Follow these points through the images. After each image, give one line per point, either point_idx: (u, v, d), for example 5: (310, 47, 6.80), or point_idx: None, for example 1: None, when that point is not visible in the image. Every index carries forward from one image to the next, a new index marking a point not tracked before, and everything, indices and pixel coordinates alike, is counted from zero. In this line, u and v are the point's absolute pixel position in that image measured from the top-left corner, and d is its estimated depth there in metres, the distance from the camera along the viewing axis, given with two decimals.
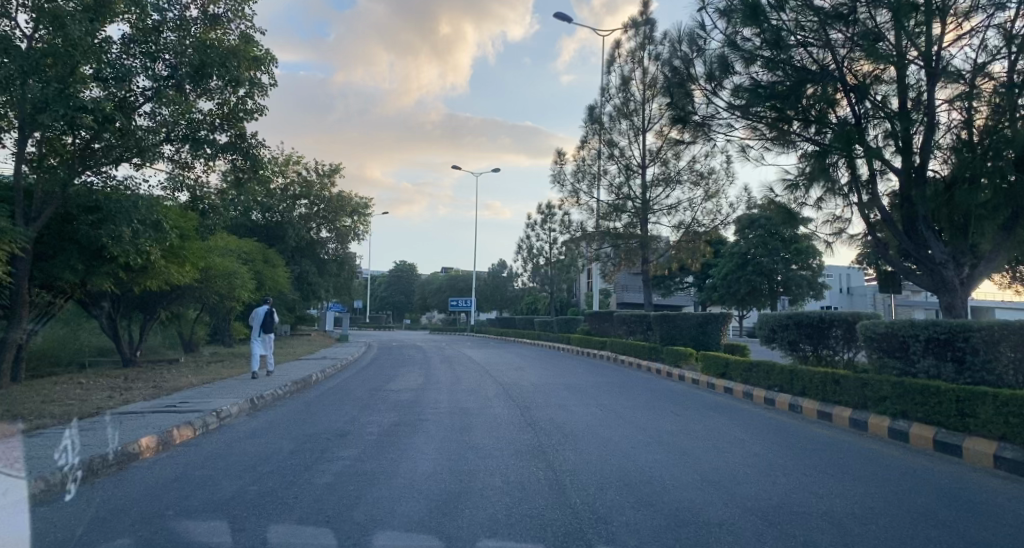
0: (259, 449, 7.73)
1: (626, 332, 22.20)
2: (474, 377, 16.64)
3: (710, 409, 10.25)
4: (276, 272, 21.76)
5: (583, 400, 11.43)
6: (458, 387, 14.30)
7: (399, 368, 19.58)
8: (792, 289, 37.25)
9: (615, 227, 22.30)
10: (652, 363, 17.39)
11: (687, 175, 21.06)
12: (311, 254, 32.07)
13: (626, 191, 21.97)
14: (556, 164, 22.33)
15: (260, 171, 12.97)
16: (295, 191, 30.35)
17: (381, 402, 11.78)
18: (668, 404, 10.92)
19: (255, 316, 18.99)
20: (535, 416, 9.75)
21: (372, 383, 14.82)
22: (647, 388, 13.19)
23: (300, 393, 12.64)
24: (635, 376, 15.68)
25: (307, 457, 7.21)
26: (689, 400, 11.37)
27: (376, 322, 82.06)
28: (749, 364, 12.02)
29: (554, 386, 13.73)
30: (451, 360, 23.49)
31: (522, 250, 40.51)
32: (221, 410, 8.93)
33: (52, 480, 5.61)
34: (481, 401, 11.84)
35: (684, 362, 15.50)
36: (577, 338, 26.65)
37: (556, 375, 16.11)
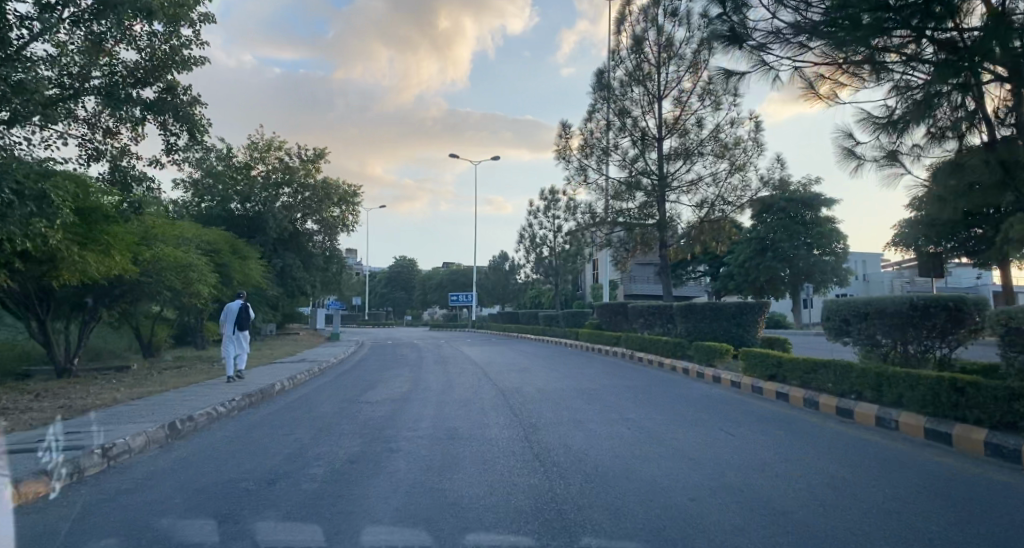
0: (149, 497, 5.33)
1: (642, 326, 19.78)
2: (471, 382, 14.28)
3: (773, 427, 7.79)
4: (249, 264, 19.39)
5: (605, 415, 8.99)
6: (450, 397, 11.85)
7: (386, 372, 17.21)
8: (815, 276, 34.77)
9: (628, 208, 19.87)
10: (679, 362, 14.92)
11: (710, 146, 18.60)
12: (296, 247, 29.71)
13: (640, 166, 19.45)
14: (560, 138, 19.87)
15: (200, 136, 10.53)
16: (273, 178, 28.20)
17: (347, 423, 9.34)
18: (715, 420, 8.47)
19: (227, 313, 16.74)
20: (542, 442, 7.32)
21: (347, 394, 12.41)
22: (679, 395, 10.73)
23: (250, 410, 10.23)
24: (662, 378, 13.24)
25: (211, 509, 4.90)
26: (738, 413, 8.92)
27: (375, 320, 79.66)
28: (809, 364, 9.55)
29: (567, 393, 11.29)
30: (447, 360, 21.10)
31: (523, 239, 38.10)
32: (118, 443, 6.57)
33: (40, 476, 5.17)
34: (474, 417, 9.41)
35: (719, 361, 13.05)
36: (586, 333, 24.19)
37: (567, 379, 13.68)
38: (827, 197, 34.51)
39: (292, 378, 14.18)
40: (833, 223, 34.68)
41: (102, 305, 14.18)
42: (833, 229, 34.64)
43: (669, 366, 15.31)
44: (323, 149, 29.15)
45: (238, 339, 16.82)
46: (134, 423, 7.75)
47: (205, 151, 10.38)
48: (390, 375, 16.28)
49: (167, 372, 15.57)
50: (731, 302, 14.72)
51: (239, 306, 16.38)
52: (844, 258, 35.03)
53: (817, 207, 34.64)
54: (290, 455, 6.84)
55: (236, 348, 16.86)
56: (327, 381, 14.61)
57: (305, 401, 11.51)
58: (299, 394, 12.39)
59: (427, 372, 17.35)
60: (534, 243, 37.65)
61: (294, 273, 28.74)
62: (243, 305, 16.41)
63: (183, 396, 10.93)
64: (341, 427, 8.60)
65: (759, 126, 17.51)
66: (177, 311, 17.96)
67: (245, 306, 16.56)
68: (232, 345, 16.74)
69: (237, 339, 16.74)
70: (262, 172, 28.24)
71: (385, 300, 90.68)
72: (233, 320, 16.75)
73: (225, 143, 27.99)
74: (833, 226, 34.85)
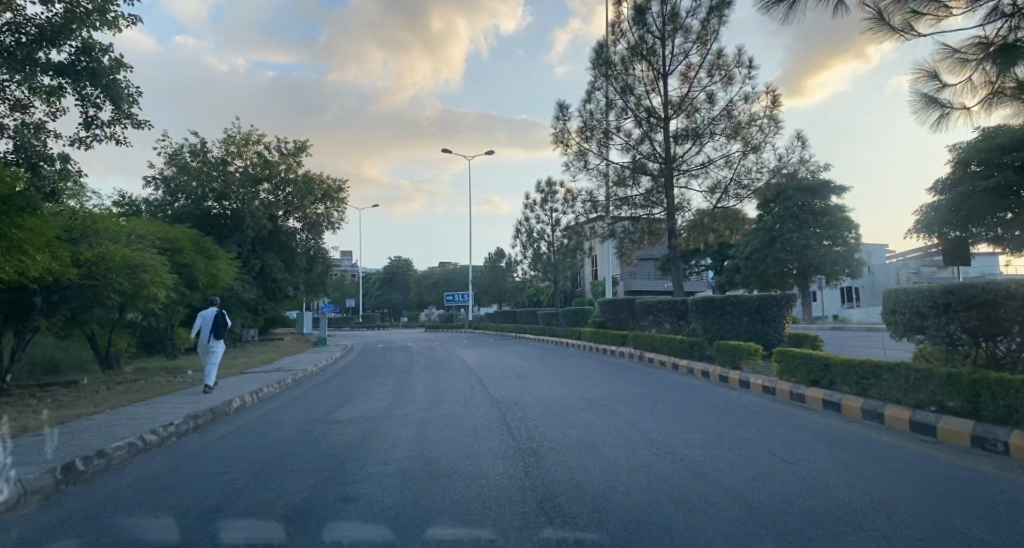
0: None
1: (651, 323, 18.14)
2: (463, 392, 12.55)
3: (843, 457, 6.09)
4: (218, 264, 17.67)
5: (622, 438, 7.31)
6: (436, 412, 10.13)
7: (370, 381, 15.51)
8: (826, 267, 33.10)
9: (631, 196, 18.16)
10: (696, 363, 13.27)
11: (722, 125, 16.79)
12: (278, 247, 27.99)
13: (645, 149, 17.73)
14: (557, 120, 18.12)
15: (125, 106, 8.74)
16: (251, 173, 26.51)
17: (305, 454, 7.61)
18: (761, 444, 6.80)
19: (201, 318, 15.15)
20: (546, 481, 5.63)
21: (317, 411, 10.66)
22: (709, 406, 9.03)
23: (194, 437, 8.49)
24: (680, 384, 11.57)
25: None
26: (785, 432, 7.27)
27: (370, 322, 77.79)
28: (866, 368, 7.90)
29: (573, 406, 9.58)
30: (439, 365, 19.37)
31: (520, 234, 36.41)
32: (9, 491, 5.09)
33: None
34: (463, 442, 7.68)
35: (745, 362, 11.39)
36: (589, 332, 22.52)
37: (571, 386, 12.00)
38: (837, 184, 32.81)
39: (258, 390, 12.43)
40: (845, 211, 32.95)
41: (40, 312, 12.49)
42: (844, 217, 32.88)
43: (684, 368, 13.67)
44: (304, 142, 27.45)
45: (214, 346, 15.21)
46: (33, 463, 6.11)
47: (130, 123, 8.62)
48: (373, 384, 14.63)
49: (123, 385, 13.87)
50: (752, 295, 13.06)
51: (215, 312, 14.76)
52: (857, 248, 33.30)
53: (827, 195, 32.93)
54: (211, 504, 5.12)
55: (212, 356, 15.26)
56: (298, 394, 12.88)
57: (265, 422, 9.77)
58: (261, 413, 10.66)
59: (415, 378, 15.64)
60: (531, 237, 35.99)
61: (275, 274, 26.96)
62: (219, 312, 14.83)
63: (117, 418, 9.19)
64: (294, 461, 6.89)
65: (776, 100, 15.65)
66: (136, 317, 16.25)
67: (222, 313, 14.95)
68: (207, 352, 15.16)
69: (210, 346, 15.11)
70: (239, 167, 26.62)
71: (381, 300, 88.87)
72: (209, 326, 15.14)
73: (199, 137, 26.30)
74: (845, 215, 33.11)
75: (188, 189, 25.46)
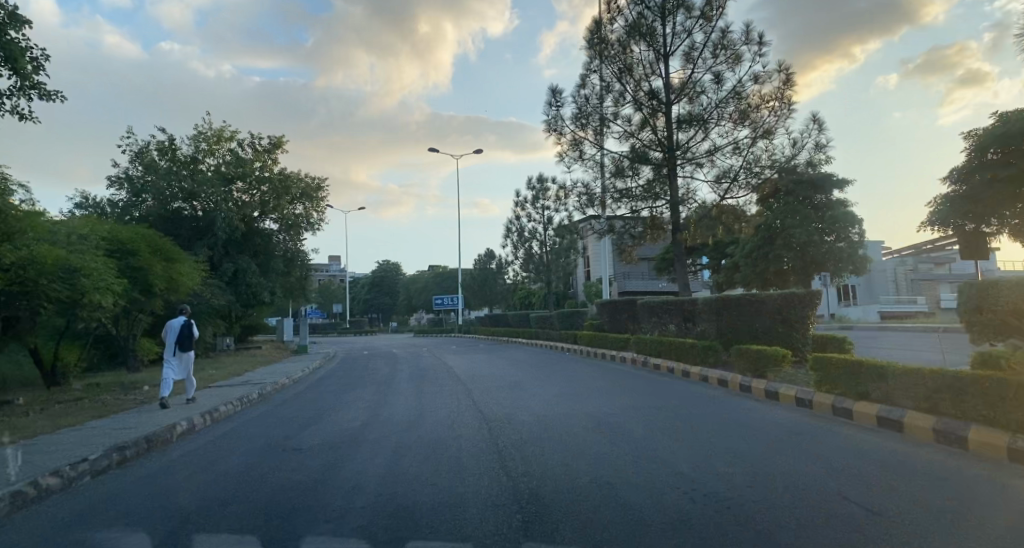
0: None
1: (655, 325, 16.69)
2: (447, 407, 10.95)
3: (944, 507, 4.57)
4: (179, 268, 16.06)
5: (645, 475, 5.73)
6: (416, 434, 8.55)
7: (347, 395, 13.92)
8: (829, 264, 31.85)
9: (632, 188, 16.72)
10: (711, 370, 11.77)
11: (730, 108, 15.42)
12: (253, 250, 26.33)
13: (647, 136, 16.29)
14: (549, 106, 16.62)
15: (27, 71, 7.25)
16: (223, 171, 24.93)
17: (249, 490, 6.03)
18: (826, 485, 5.25)
19: (166, 330, 13.58)
20: (557, 540, 4.07)
21: (277, 435, 9.01)
22: (742, 426, 7.52)
23: (116, 472, 6.86)
24: (698, 396, 10.06)
25: None
26: (850, 467, 5.74)
27: (358, 328, 76.05)
28: (931, 377, 6.38)
29: (579, 427, 8.00)
30: (424, 374, 17.78)
31: (511, 233, 34.98)
32: None
33: None
34: (446, 476, 6.11)
35: (772, 369, 9.91)
36: (586, 336, 21.05)
37: (572, 400, 10.46)
38: (839, 177, 31.62)
39: (213, 410, 10.75)
40: (847, 206, 31.69)
41: None
42: (848, 212, 31.65)
43: (697, 375, 12.17)
44: (279, 139, 25.94)
45: (183, 360, 13.66)
46: None
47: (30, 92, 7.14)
48: (348, 399, 13.03)
49: (62, 404, 12.18)
50: (773, 293, 11.58)
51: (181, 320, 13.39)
52: (861, 243, 32.06)
53: (829, 189, 31.71)
54: None
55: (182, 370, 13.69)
56: (257, 413, 11.23)
57: (211, 452, 8.08)
58: (210, 437, 8.96)
59: (397, 390, 14.03)
60: (523, 237, 34.57)
61: (250, 279, 25.08)
62: (186, 320, 13.46)
63: (25, 450, 7.47)
64: (225, 505, 5.22)
65: (789, 79, 14.27)
66: (84, 326, 14.55)
67: (189, 322, 13.53)
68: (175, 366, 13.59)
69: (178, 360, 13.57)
70: (211, 165, 25.06)
71: (369, 305, 87.10)
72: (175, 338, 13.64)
73: (166, 134, 24.71)
74: (847, 208, 31.89)
75: (155, 189, 23.82)
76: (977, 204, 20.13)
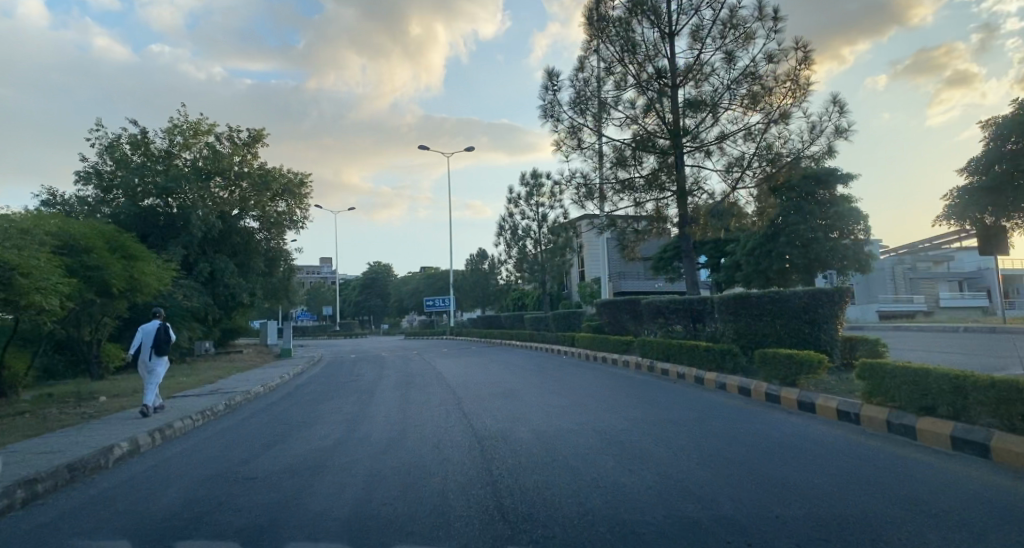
0: None
1: (660, 327, 15.50)
2: (434, 421, 9.68)
3: None
4: (141, 267, 14.70)
5: (680, 520, 4.48)
6: (395, 457, 7.27)
7: (325, 405, 12.61)
8: (833, 262, 30.81)
9: (635, 179, 15.55)
10: (729, 377, 10.56)
11: (741, 91, 14.25)
12: (232, 249, 24.95)
13: (651, 121, 15.10)
14: (546, 90, 15.38)
15: None
16: (199, 166, 23.58)
17: (177, 539, 4.74)
18: (927, 536, 3.96)
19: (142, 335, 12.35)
20: None
21: (233, 459, 7.69)
22: (785, 450, 6.28)
23: (20, 511, 5.54)
24: (718, 410, 8.84)
25: None
26: (944, 509, 4.47)
27: (347, 330, 74.53)
28: (1022, 389, 5.06)
29: (588, 450, 6.74)
30: (410, 380, 16.48)
31: (504, 232, 33.75)
32: None
33: None
34: (428, 519, 4.82)
35: (804, 378, 8.69)
36: (584, 339, 19.81)
37: (577, 413, 9.21)
38: (843, 172, 30.55)
39: (165, 427, 9.41)
40: (851, 201, 30.62)
41: None
42: (852, 208, 30.59)
43: (712, 382, 10.97)
44: (259, 133, 24.64)
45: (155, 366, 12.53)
46: None
47: None
48: (323, 411, 11.72)
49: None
50: (798, 292, 10.38)
51: (157, 321, 12.50)
52: (865, 241, 31.08)
53: (833, 184, 30.67)
54: None
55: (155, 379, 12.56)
56: (218, 431, 9.89)
57: (148, 481, 6.74)
58: (154, 462, 7.62)
59: (379, 400, 12.72)
60: (516, 235, 33.34)
61: (228, 280, 23.74)
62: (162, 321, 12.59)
63: None
64: None
65: (807, 58, 13.11)
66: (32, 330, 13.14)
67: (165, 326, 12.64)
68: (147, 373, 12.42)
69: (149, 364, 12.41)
70: (187, 160, 23.69)
71: (359, 307, 85.61)
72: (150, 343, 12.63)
73: (138, 127, 23.33)
74: (852, 205, 30.88)
75: (125, 184, 22.41)
76: (997, 196, 19.12)
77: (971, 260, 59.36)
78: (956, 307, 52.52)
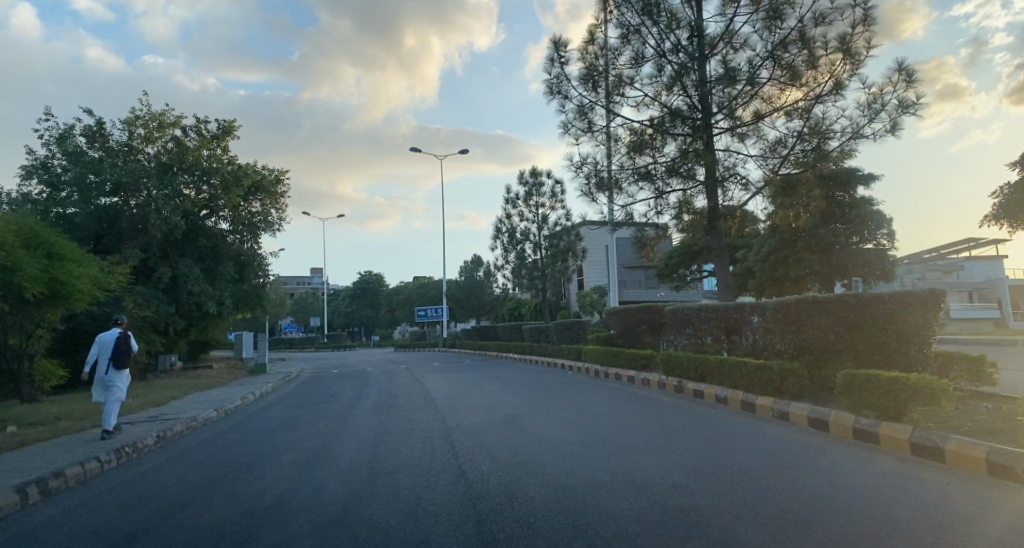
0: None
1: (688, 339, 13.22)
2: (414, 468, 7.25)
3: None
4: (70, 268, 12.40)
5: None
6: (350, 532, 4.90)
7: (285, 437, 10.21)
8: (854, 270, 28.55)
9: (655, 166, 13.39)
10: (794, 404, 8.29)
11: (785, 60, 12.01)
12: (198, 252, 22.51)
13: (676, 98, 12.89)
14: (552, 63, 13.20)
15: None
16: (162, 161, 21.25)
17: None
18: None
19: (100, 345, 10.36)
20: None
21: (117, 536, 5.27)
22: (956, 534, 3.98)
23: None
24: (800, 459, 6.48)
25: None
26: None
27: (336, 340, 72.01)
28: None
29: (642, 530, 4.40)
30: (394, 401, 14.10)
31: (501, 234, 31.51)
32: None
33: None
34: None
35: (915, 412, 6.37)
36: (594, 352, 17.54)
37: (607, 460, 6.90)
38: (865, 172, 28.36)
39: (53, 475, 6.98)
40: (874, 204, 28.41)
41: None
42: (875, 211, 28.36)
43: (768, 410, 8.71)
44: (231, 124, 22.44)
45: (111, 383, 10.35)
46: None
47: None
48: (276, 450, 9.28)
49: None
50: (882, 294, 7.97)
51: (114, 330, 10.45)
52: (889, 247, 28.85)
53: (854, 186, 28.45)
54: None
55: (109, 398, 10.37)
56: (125, 484, 7.39)
57: None
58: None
59: (351, 429, 10.35)
60: (514, 239, 31.13)
61: (194, 286, 21.28)
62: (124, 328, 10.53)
63: None
64: None
65: (867, 16, 10.90)
66: None
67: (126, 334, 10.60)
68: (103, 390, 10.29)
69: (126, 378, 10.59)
70: (149, 154, 21.35)
71: (350, 318, 83.13)
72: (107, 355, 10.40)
73: (93, 116, 20.96)
74: (874, 208, 28.65)
75: (77, 180, 20.01)
76: None
77: (983, 270, 57.21)
78: (971, 317, 50.44)
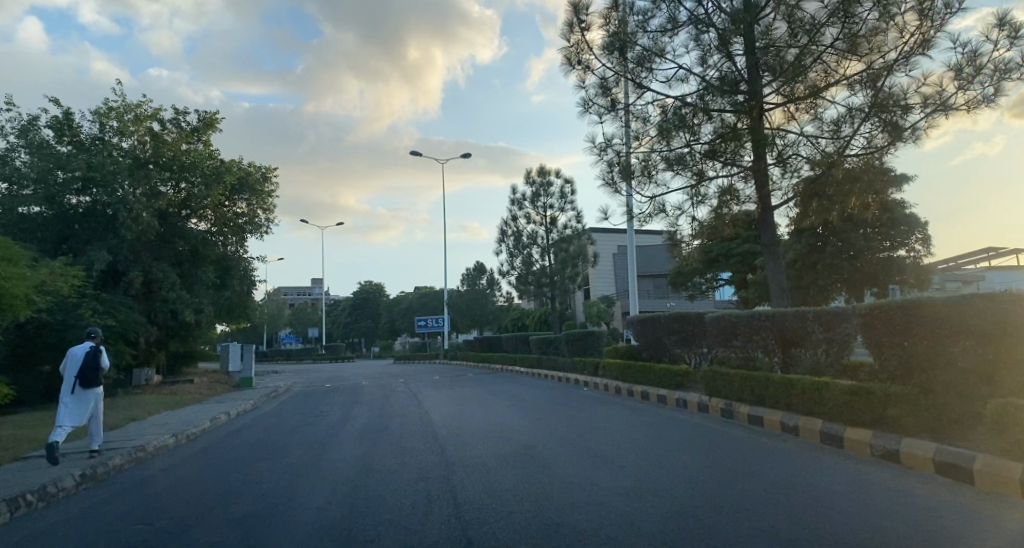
0: None
1: (732, 354, 11.27)
2: (399, 533, 5.21)
3: None
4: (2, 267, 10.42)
5: None
6: None
7: (245, 476, 8.15)
8: (886, 277, 26.54)
9: (691, 150, 11.47)
10: (908, 441, 6.32)
11: (849, 22, 10.07)
12: (176, 255, 20.68)
13: (717, 69, 10.94)
14: (571, 30, 11.28)
15: None
16: (136, 155, 19.36)
17: None
18: None
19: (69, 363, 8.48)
20: None
21: None
22: None
23: None
24: (963, 529, 4.44)
25: None
26: None
27: (333, 352, 69.96)
28: None
29: None
30: (386, 423, 12.08)
31: (506, 238, 29.57)
32: None
33: None
34: None
35: None
36: (614, 367, 15.55)
37: (673, 524, 4.88)
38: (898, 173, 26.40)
39: None
40: (908, 206, 26.43)
41: None
42: (909, 215, 26.38)
43: (868, 448, 6.77)
44: (213, 116, 20.64)
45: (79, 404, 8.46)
46: None
47: None
48: (228, 495, 7.18)
49: None
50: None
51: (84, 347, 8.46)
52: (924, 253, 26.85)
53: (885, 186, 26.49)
54: None
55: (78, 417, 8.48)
56: None
57: None
58: None
59: (328, 466, 8.29)
60: (520, 242, 29.18)
61: (168, 293, 19.41)
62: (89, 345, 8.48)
63: None
64: None
65: None
66: None
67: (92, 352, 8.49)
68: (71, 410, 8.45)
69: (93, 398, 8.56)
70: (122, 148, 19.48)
71: (349, 329, 81.11)
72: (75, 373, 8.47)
73: (62, 106, 19.13)
74: (908, 211, 26.67)
75: (40, 175, 18.14)
76: None
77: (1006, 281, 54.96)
78: None
